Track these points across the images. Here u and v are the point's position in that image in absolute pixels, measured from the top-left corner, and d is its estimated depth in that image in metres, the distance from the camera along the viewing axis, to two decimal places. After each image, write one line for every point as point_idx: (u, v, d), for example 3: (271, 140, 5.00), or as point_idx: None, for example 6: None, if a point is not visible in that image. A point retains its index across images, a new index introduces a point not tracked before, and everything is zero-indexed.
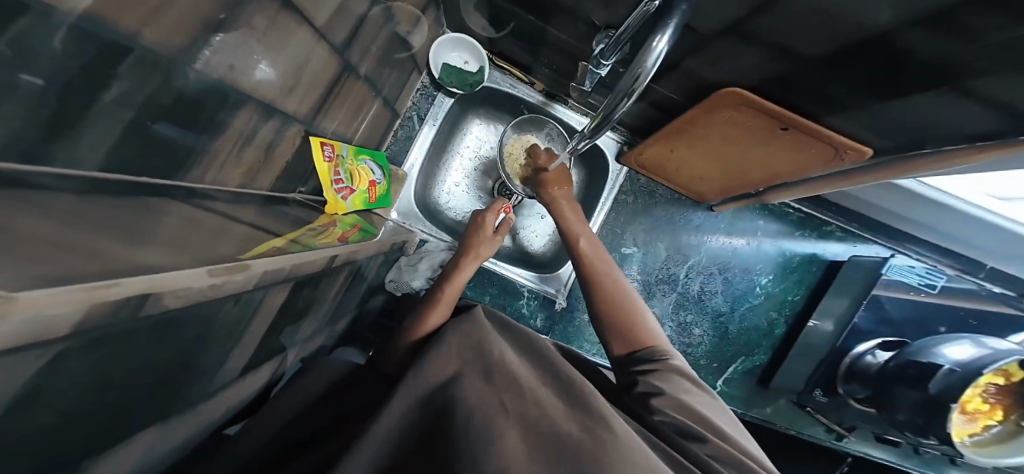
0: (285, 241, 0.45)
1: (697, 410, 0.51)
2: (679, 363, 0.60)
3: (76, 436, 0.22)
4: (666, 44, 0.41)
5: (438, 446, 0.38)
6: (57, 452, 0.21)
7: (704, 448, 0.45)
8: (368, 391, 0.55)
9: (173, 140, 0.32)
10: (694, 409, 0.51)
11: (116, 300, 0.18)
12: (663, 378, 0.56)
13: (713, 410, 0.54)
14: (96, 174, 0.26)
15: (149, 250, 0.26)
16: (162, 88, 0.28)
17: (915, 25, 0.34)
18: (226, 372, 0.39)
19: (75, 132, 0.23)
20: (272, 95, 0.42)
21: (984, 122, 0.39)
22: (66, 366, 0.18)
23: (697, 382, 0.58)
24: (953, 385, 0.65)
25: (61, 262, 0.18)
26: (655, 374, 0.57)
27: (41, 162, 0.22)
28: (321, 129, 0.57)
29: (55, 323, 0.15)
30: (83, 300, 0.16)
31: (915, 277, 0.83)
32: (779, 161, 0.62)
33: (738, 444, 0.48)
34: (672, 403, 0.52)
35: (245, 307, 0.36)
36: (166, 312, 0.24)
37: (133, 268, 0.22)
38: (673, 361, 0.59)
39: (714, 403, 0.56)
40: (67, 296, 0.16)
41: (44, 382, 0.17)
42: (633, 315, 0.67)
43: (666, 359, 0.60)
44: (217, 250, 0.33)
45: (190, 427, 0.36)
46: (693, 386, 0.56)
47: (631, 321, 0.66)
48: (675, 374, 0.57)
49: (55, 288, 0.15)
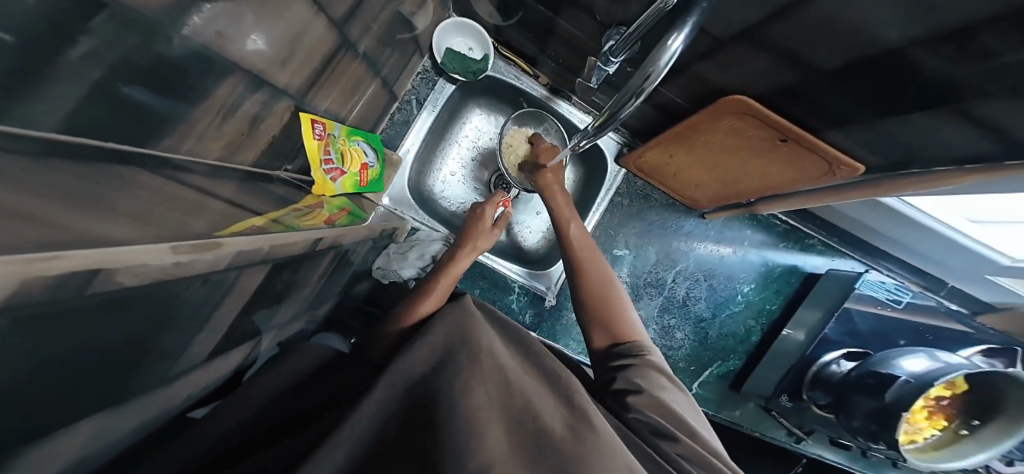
0: (265, 220, 0.42)
1: (671, 407, 0.51)
2: (657, 360, 0.60)
3: (9, 432, 0.18)
4: (681, 44, 0.41)
5: (421, 434, 0.36)
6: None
7: (674, 447, 0.45)
8: (353, 381, 0.53)
9: (144, 100, 0.28)
10: (667, 407, 0.51)
11: (58, 275, 0.15)
12: (640, 375, 0.55)
13: (686, 407, 0.54)
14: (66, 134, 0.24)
15: (106, 223, 0.22)
16: (132, 36, 0.25)
17: (933, 38, 0.35)
18: (190, 356, 0.35)
19: (41, 90, 0.20)
20: (261, 65, 0.39)
21: (979, 144, 0.40)
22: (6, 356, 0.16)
23: (673, 379, 0.57)
24: (907, 395, 0.68)
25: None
26: (632, 370, 0.57)
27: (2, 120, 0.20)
28: (312, 105, 0.53)
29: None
30: (14, 274, 0.13)
31: (882, 291, 0.88)
32: (775, 173, 0.63)
33: (707, 444, 0.48)
34: (647, 401, 0.51)
35: (215, 287, 0.31)
36: (120, 290, 0.21)
37: (81, 240, 0.18)
38: (650, 357, 0.59)
39: (687, 400, 0.56)
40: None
41: None
42: (614, 309, 0.67)
43: (644, 355, 0.60)
44: (186, 226, 0.29)
45: (149, 414, 0.32)
46: (669, 382, 0.56)
47: (615, 314, 0.67)
48: (652, 370, 0.57)
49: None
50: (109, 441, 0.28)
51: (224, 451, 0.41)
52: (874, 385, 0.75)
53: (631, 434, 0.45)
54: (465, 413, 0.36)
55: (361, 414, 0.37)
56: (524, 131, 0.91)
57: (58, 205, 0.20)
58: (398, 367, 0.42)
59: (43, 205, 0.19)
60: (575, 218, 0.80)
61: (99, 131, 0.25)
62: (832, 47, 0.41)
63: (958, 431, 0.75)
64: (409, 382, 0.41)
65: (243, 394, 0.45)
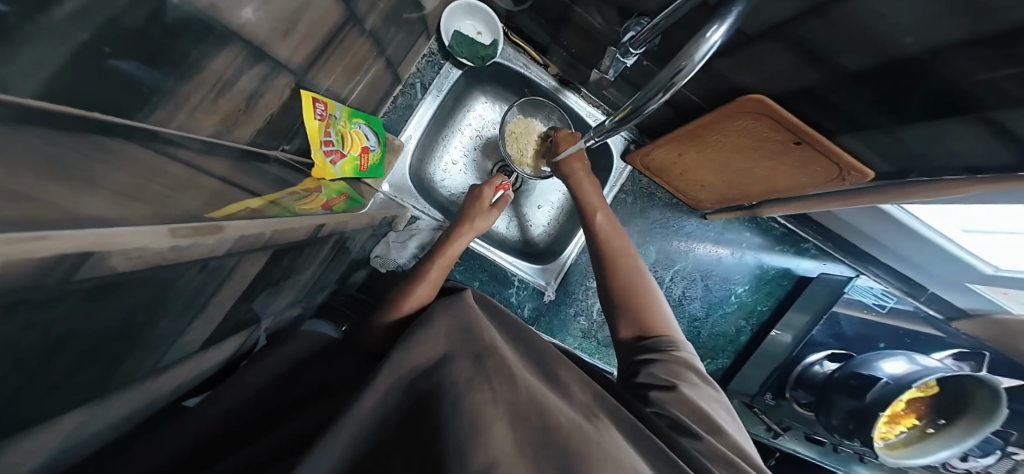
0: (262, 202, 0.39)
1: (697, 405, 0.52)
2: (687, 356, 0.60)
3: None
4: (721, 37, 0.41)
5: (425, 427, 0.34)
6: None
7: (698, 445, 0.44)
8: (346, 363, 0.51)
9: (136, 64, 0.25)
10: (692, 404, 0.52)
11: (45, 258, 0.13)
12: (666, 370, 0.56)
13: (714, 406, 0.54)
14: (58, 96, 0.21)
15: (97, 201, 0.19)
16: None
17: (956, 50, 0.35)
18: (182, 345, 0.32)
19: (27, 40, 0.18)
20: (262, 37, 0.35)
21: (992, 155, 0.41)
22: None
23: (702, 377, 0.58)
24: (886, 395, 0.70)
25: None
26: (659, 365, 0.57)
27: None
28: (314, 82, 0.50)
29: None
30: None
31: (871, 296, 0.90)
32: (784, 177, 0.63)
33: (732, 443, 0.48)
34: (670, 397, 0.52)
35: (213, 274, 0.29)
36: (113, 276, 0.18)
37: (69, 219, 0.16)
38: (679, 353, 0.59)
39: (716, 400, 0.55)
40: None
41: None
42: (646, 302, 0.67)
43: (673, 351, 0.60)
44: (181, 206, 0.26)
45: (135, 406, 0.29)
46: (697, 379, 0.56)
47: (648, 307, 0.66)
48: (682, 367, 0.57)
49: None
50: (88, 437, 0.25)
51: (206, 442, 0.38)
52: (857, 387, 0.76)
53: (653, 424, 0.45)
54: (472, 405, 0.35)
55: (359, 411, 0.35)
56: (525, 120, 0.91)
57: (41, 176, 0.18)
58: (399, 356, 0.39)
59: (23, 176, 0.17)
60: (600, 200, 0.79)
61: (87, 94, 0.23)
62: (859, 49, 0.41)
63: (925, 429, 0.77)
64: (411, 371, 0.39)
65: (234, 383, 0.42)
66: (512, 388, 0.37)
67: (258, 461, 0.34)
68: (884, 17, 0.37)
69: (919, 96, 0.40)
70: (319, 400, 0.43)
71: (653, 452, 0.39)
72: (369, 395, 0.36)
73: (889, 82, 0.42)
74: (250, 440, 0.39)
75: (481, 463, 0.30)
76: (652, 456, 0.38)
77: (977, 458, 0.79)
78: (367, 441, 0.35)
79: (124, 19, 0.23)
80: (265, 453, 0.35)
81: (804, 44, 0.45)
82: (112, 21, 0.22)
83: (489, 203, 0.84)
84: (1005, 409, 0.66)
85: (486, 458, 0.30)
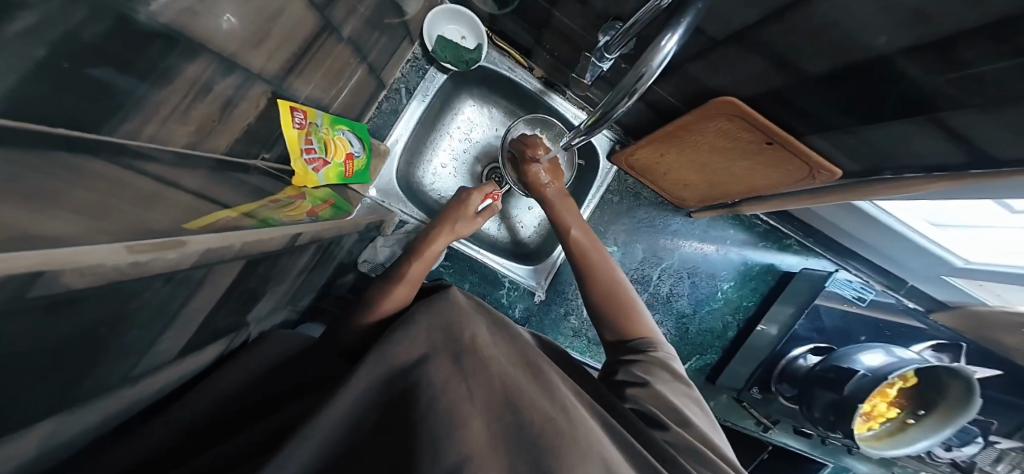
0: (236, 214, 0.38)
1: (672, 402, 0.53)
2: (666, 356, 0.61)
3: None
4: (674, 45, 0.42)
5: (402, 421, 0.35)
6: None
7: (665, 436, 0.47)
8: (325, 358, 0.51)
9: (96, 77, 0.25)
10: (667, 400, 0.53)
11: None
12: (643, 369, 0.58)
13: (687, 404, 0.55)
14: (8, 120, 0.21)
15: (51, 218, 0.19)
16: (74, 3, 0.21)
17: (905, 53, 0.37)
18: (156, 355, 0.32)
19: None
20: (232, 48, 0.36)
21: (949, 154, 0.42)
22: None
23: (680, 377, 0.59)
24: (863, 387, 0.72)
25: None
26: (637, 364, 0.59)
27: None
28: (292, 91, 0.51)
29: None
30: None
31: (850, 290, 0.91)
32: (760, 177, 0.65)
33: (703, 436, 0.49)
34: (645, 393, 0.53)
35: (180, 286, 0.29)
36: (69, 293, 0.18)
37: (18, 239, 0.16)
38: (657, 353, 0.61)
39: (691, 398, 0.56)
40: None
41: None
42: (628, 307, 0.68)
43: (651, 351, 0.61)
44: (147, 219, 0.26)
45: (108, 417, 0.29)
46: (673, 378, 0.57)
47: (628, 310, 0.67)
48: (658, 366, 0.58)
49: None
50: (64, 444, 0.25)
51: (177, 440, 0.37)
52: (835, 379, 0.79)
53: (625, 418, 0.47)
54: (447, 406, 0.35)
55: (337, 408, 0.35)
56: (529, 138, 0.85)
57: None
58: (378, 357, 0.40)
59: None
60: (577, 218, 0.81)
61: (36, 110, 0.22)
62: (818, 53, 0.43)
63: (905, 420, 0.80)
64: (387, 374, 0.39)
65: (215, 382, 0.42)
66: (489, 388, 0.39)
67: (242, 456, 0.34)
68: (843, 21, 0.38)
69: (880, 95, 0.42)
70: (305, 393, 0.43)
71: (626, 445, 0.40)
72: (347, 394, 0.36)
73: (852, 84, 0.43)
74: (234, 432, 0.39)
75: (454, 461, 0.30)
76: (624, 447, 0.40)
77: (959, 447, 0.82)
78: (341, 440, 0.35)
79: (84, 32, 0.23)
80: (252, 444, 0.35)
81: (770, 48, 0.46)
82: (70, 35, 0.22)
83: (474, 211, 0.84)
84: (979, 398, 0.68)
85: (461, 454, 0.31)
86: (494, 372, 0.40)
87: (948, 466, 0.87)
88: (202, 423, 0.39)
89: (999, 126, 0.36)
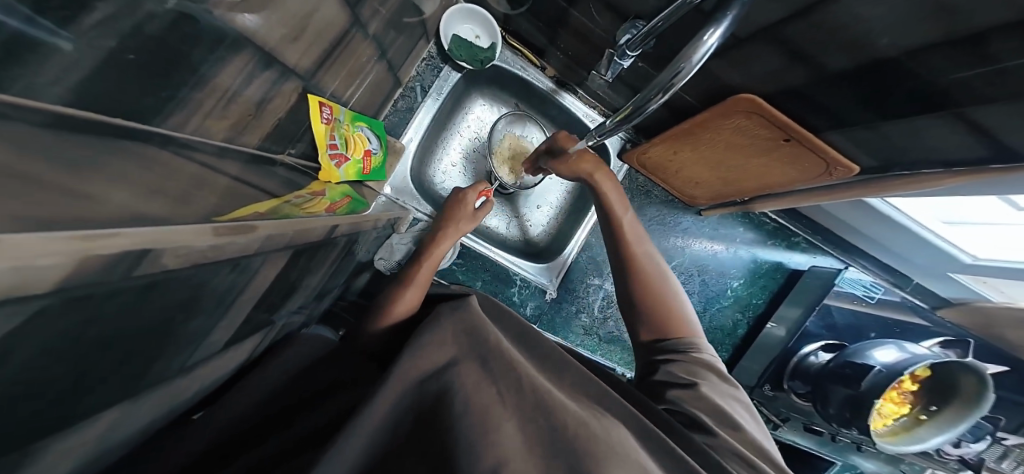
0: (278, 204, 0.40)
1: (715, 403, 0.54)
2: (709, 358, 0.62)
3: (45, 416, 0.17)
4: (717, 40, 0.43)
5: (436, 424, 0.36)
6: (25, 440, 0.16)
7: (709, 441, 0.48)
8: (352, 359, 0.52)
9: (154, 70, 0.26)
10: (710, 402, 0.54)
11: (107, 256, 0.14)
12: (685, 369, 0.59)
13: (732, 404, 0.56)
14: (72, 109, 0.21)
15: (130, 201, 0.20)
16: None
17: (928, 48, 0.38)
18: (206, 347, 0.32)
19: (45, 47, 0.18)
20: (272, 42, 0.36)
21: (968, 149, 0.44)
22: (55, 333, 0.14)
23: (724, 377, 0.60)
24: (879, 383, 0.72)
25: (18, 203, 0.13)
26: (678, 365, 0.60)
27: (22, 82, 0.18)
28: (320, 87, 0.51)
29: (28, 281, 0.11)
30: (66, 253, 0.12)
31: (860, 288, 0.93)
32: (774, 174, 0.67)
33: (749, 439, 0.50)
34: (688, 395, 0.55)
35: (241, 274, 0.29)
36: (163, 274, 0.19)
37: (123, 220, 0.17)
38: (699, 355, 0.62)
39: (736, 398, 0.57)
40: (38, 246, 0.11)
41: (29, 348, 0.13)
42: (670, 307, 0.67)
43: (693, 352, 0.62)
44: (203, 207, 0.27)
45: (162, 404, 0.30)
46: (717, 379, 0.59)
47: (669, 311, 0.67)
48: (702, 368, 0.60)
49: (23, 234, 0.11)
50: (121, 430, 0.26)
51: (217, 441, 0.39)
52: (850, 375, 0.78)
53: (662, 421, 0.47)
54: (478, 408, 0.35)
55: (373, 412, 0.35)
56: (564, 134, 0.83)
57: (67, 179, 0.18)
58: (408, 357, 0.40)
59: (46, 171, 0.17)
60: (619, 200, 0.78)
61: (96, 101, 0.22)
62: (839, 49, 0.44)
63: (918, 416, 0.80)
64: (419, 374, 0.39)
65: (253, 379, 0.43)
66: (517, 390, 0.39)
67: (266, 462, 0.35)
68: (873, 16, 0.39)
69: (901, 90, 0.43)
70: (338, 396, 0.43)
71: (657, 447, 0.40)
72: (382, 394, 0.37)
73: (874, 80, 0.44)
74: (264, 436, 0.40)
75: (487, 463, 0.31)
76: (655, 450, 0.40)
77: (969, 443, 0.79)
78: (380, 441, 0.36)
79: (146, 26, 0.24)
80: (275, 449, 0.37)
81: (793, 46, 0.47)
82: (133, 29, 0.23)
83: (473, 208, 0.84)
84: (994, 395, 0.69)
85: (492, 459, 0.31)
86: (519, 370, 0.40)
87: (956, 462, 0.81)
88: (244, 427, 0.41)
89: (1021, 119, 0.37)
